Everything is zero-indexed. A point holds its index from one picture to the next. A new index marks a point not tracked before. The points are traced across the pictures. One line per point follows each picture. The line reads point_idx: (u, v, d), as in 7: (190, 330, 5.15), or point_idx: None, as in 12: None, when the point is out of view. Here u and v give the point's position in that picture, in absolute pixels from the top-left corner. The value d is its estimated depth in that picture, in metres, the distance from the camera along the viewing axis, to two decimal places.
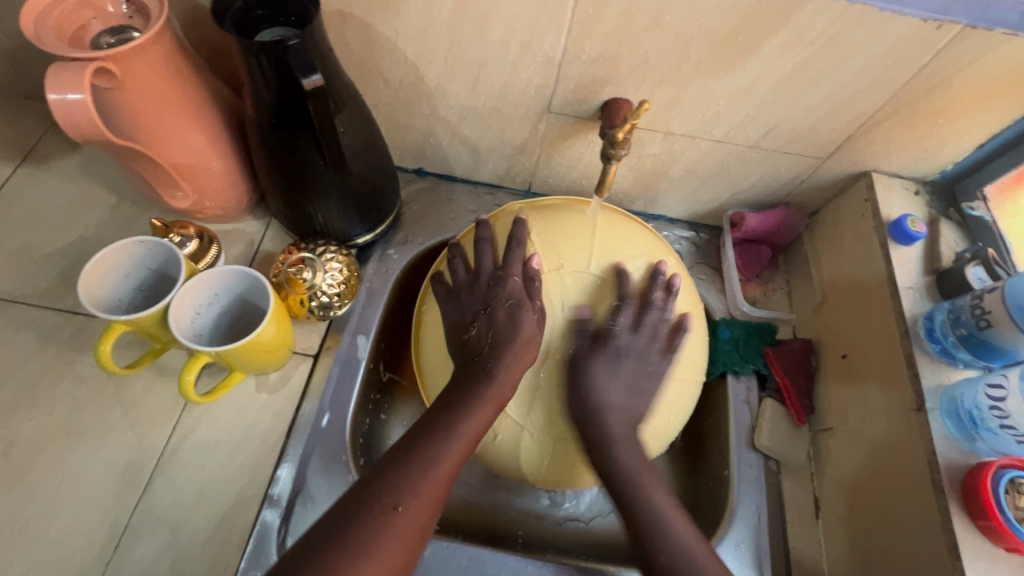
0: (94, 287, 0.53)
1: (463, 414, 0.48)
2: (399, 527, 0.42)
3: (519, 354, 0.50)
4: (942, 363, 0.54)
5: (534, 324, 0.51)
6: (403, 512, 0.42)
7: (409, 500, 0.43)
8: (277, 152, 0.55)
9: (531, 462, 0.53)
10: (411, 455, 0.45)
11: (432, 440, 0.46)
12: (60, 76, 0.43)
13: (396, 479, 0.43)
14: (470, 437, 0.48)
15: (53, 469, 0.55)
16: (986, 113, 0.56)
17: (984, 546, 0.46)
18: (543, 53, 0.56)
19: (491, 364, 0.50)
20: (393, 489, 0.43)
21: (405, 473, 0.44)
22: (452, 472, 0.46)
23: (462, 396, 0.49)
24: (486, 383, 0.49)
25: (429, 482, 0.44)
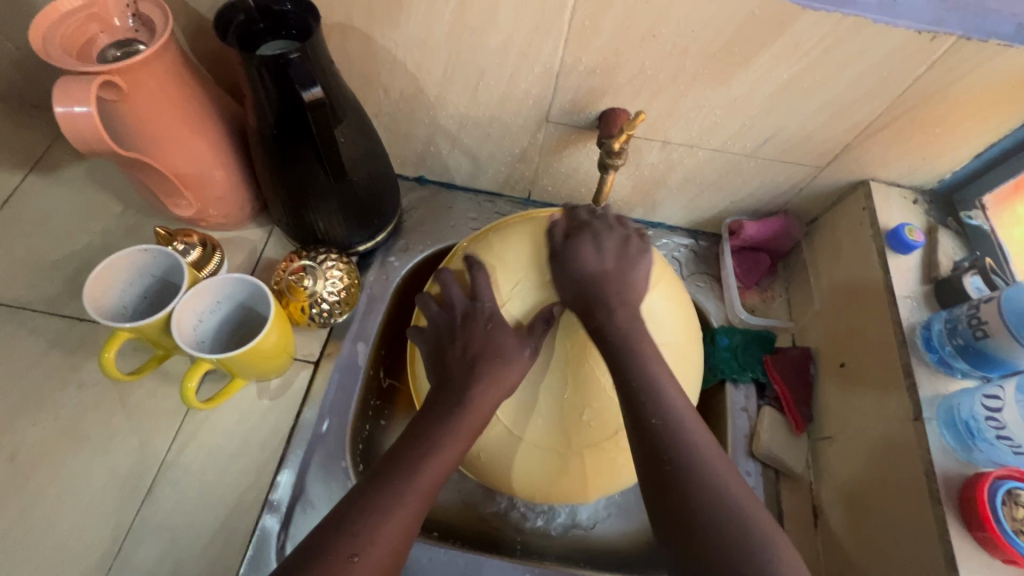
0: (99, 295, 0.54)
1: (429, 450, 0.47)
2: (359, 574, 0.40)
3: (497, 376, 0.49)
4: (939, 373, 0.54)
5: (518, 348, 0.49)
6: (362, 560, 0.41)
7: (370, 547, 0.41)
8: (279, 162, 0.56)
9: (545, 477, 0.52)
10: (376, 494, 0.44)
11: (399, 477, 0.45)
12: (67, 90, 0.44)
13: (358, 522, 0.42)
14: (438, 472, 0.46)
15: (58, 473, 0.56)
16: (983, 123, 0.56)
17: (980, 557, 0.46)
18: (541, 64, 0.57)
19: (464, 393, 0.49)
20: (355, 533, 0.42)
21: (368, 515, 0.42)
22: (420, 510, 0.45)
23: (431, 429, 0.48)
24: (456, 414, 0.48)
25: (392, 525, 0.43)
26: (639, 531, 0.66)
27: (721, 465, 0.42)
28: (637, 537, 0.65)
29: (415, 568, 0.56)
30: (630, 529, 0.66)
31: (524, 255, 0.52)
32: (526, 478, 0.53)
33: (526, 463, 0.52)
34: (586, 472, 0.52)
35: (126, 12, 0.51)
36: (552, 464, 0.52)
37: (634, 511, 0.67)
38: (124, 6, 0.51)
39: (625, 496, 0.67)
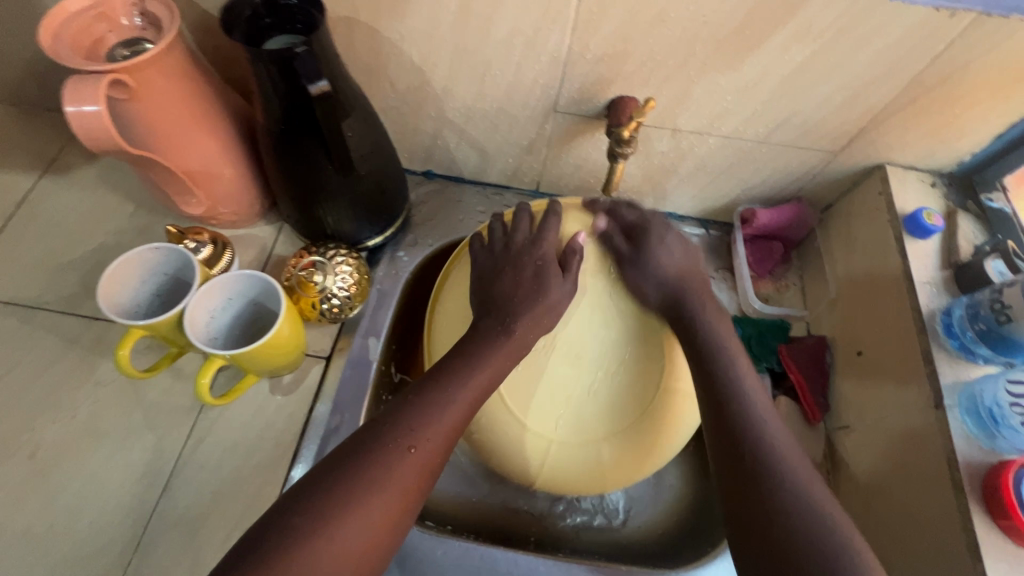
0: (114, 294, 0.54)
1: (476, 361, 0.49)
2: (407, 466, 0.43)
3: (540, 312, 0.51)
4: (961, 359, 0.52)
5: (563, 290, 0.52)
6: (417, 452, 0.43)
7: (419, 442, 0.44)
8: (287, 158, 0.56)
9: (630, 452, 0.52)
10: (426, 395, 0.46)
11: (444, 384, 0.47)
12: (76, 89, 0.44)
13: (412, 419, 0.45)
14: (480, 386, 0.48)
15: (76, 470, 0.57)
16: (1005, 103, 0.55)
17: (1007, 547, 0.44)
18: (548, 53, 0.56)
19: (509, 320, 0.51)
20: (409, 427, 0.44)
21: (422, 413, 0.45)
22: (463, 418, 0.47)
23: (477, 345, 0.50)
24: (504, 338, 0.50)
25: (439, 425, 0.45)
26: (653, 525, 0.65)
27: (802, 469, 0.45)
28: (652, 530, 0.65)
29: (430, 561, 0.56)
30: (645, 523, 0.66)
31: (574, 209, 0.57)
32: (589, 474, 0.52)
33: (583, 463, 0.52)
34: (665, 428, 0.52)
35: (133, 11, 0.51)
36: (622, 438, 0.52)
37: (648, 503, 0.67)
38: (131, 5, 0.51)
39: (639, 488, 0.67)
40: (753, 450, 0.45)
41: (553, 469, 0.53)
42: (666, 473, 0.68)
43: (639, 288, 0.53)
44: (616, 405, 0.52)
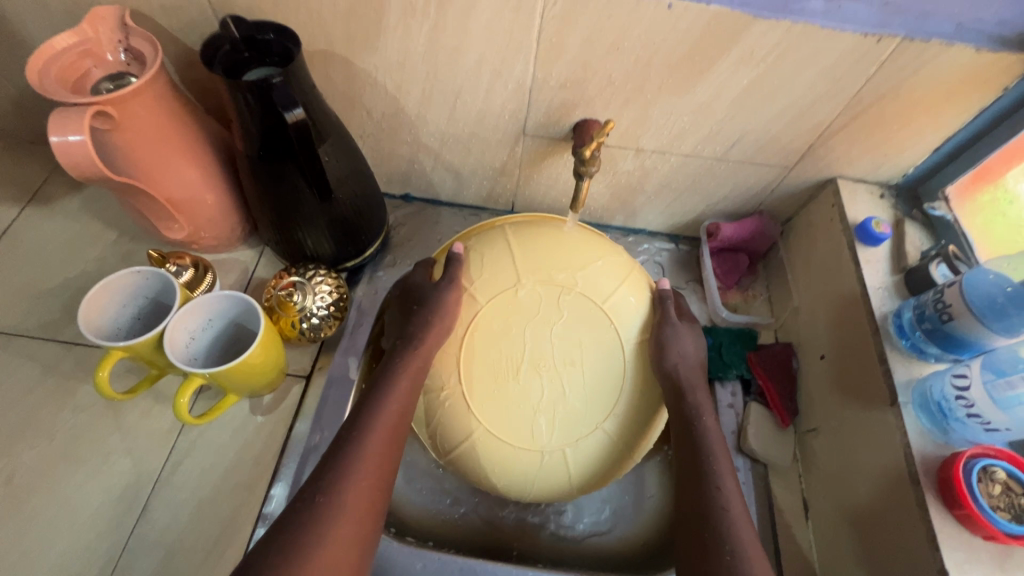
0: (94, 317, 0.55)
1: (380, 396, 0.52)
2: (334, 515, 0.45)
3: (438, 318, 0.53)
4: (914, 359, 0.54)
5: (448, 296, 0.54)
6: (326, 499, 0.46)
7: (329, 489, 0.46)
8: (267, 184, 0.58)
9: (634, 413, 0.53)
10: (340, 451, 0.49)
11: (356, 433, 0.50)
12: (61, 119, 0.47)
13: (326, 472, 0.48)
14: (393, 414, 0.51)
15: (51, 494, 0.57)
16: (938, 119, 0.59)
17: (962, 536, 0.46)
18: (514, 80, 0.59)
19: (412, 340, 0.54)
20: (320, 480, 0.47)
21: (334, 466, 0.48)
22: (382, 459, 0.49)
23: (381, 378, 0.53)
24: (404, 356, 0.54)
25: (360, 472, 0.48)
26: (635, 536, 0.65)
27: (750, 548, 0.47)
28: (632, 546, 0.65)
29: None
30: (625, 536, 0.66)
31: (477, 241, 0.57)
32: (591, 472, 0.53)
33: (586, 465, 0.53)
34: (648, 367, 0.54)
35: (119, 47, 0.54)
36: (621, 407, 0.52)
37: (629, 513, 0.66)
38: (117, 41, 0.54)
39: (618, 498, 0.67)
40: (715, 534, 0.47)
41: (578, 472, 0.53)
42: (646, 483, 0.68)
43: (664, 356, 0.54)
44: (601, 404, 0.52)
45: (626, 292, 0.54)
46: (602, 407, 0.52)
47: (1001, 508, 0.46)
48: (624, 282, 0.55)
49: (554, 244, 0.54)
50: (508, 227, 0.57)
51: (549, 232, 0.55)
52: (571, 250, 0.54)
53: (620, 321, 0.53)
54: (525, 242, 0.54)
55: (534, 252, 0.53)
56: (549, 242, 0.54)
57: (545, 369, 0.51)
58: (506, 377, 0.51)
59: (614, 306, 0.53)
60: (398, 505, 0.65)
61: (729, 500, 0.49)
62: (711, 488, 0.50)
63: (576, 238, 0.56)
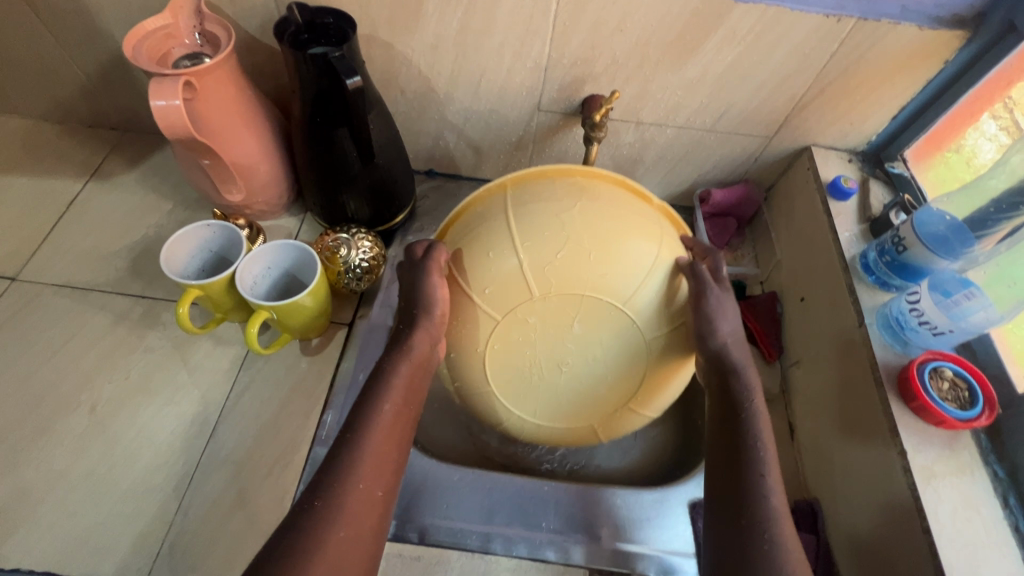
0: (171, 263, 0.64)
1: (376, 401, 0.52)
2: (335, 520, 0.45)
3: (430, 318, 0.55)
4: (879, 290, 0.64)
5: (442, 292, 0.55)
6: (322, 503, 0.46)
7: (324, 494, 0.46)
8: (320, 148, 0.67)
9: (656, 383, 0.57)
10: (342, 451, 0.49)
11: (352, 440, 0.50)
12: (159, 87, 0.55)
13: (330, 478, 0.47)
14: (390, 415, 0.52)
15: (131, 421, 0.64)
16: (893, 89, 0.69)
17: (918, 425, 0.55)
18: (532, 60, 0.69)
19: (404, 338, 0.55)
20: (316, 486, 0.47)
21: (336, 471, 0.48)
22: (383, 463, 0.50)
23: (378, 380, 0.53)
24: (399, 356, 0.55)
25: (362, 477, 0.48)
26: (641, 462, 0.74)
27: (785, 531, 0.47)
28: (639, 470, 0.73)
29: (447, 485, 0.63)
30: (634, 463, 0.74)
31: (477, 240, 0.54)
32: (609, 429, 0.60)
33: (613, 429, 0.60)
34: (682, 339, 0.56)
35: (194, 31, 0.63)
36: (643, 382, 0.57)
37: (635, 444, 0.75)
38: (192, 26, 0.63)
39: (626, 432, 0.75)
40: (755, 517, 0.47)
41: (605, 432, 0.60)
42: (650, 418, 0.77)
43: (707, 335, 0.54)
44: (621, 388, 0.56)
45: (643, 274, 0.52)
46: (625, 390, 0.57)
47: (949, 398, 0.55)
48: (643, 264, 0.52)
49: (563, 240, 0.51)
50: (513, 214, 0.53)
51: (555, 223, 0.51)
52: (583, 239, 0.51)
53: (639, 308, 0.53)
54: (532, 242, 0.51)
55: (545, 253, 0.51)
56: (558, 239, 0.51)
57: (569, 366, 0.54)
58: (538, 374, 0.55)
59: (633, 301, 0.52)
60: (433, 436, 0.73)
61: (772, 489, 0.49)
62: (753, 461, 0.50)
63: (581, 222, 0.52)
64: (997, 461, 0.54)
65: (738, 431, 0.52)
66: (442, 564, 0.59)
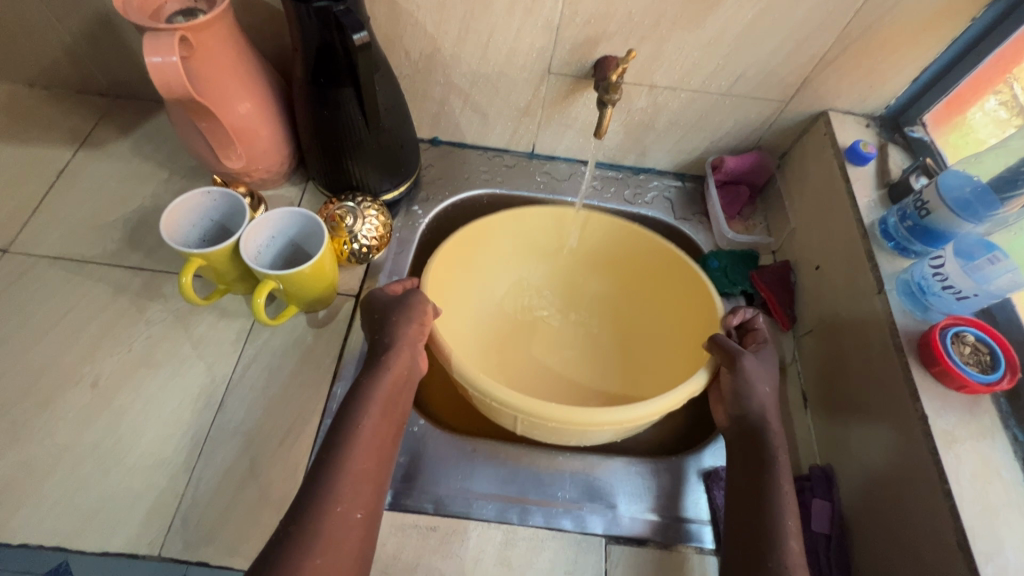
0: (170, 229, 0.61)
1: (353, 419, 0.52)
2: (312, 546, 0.45)
3: (401, 349, 0.57)
4: (897, 256, 0.63)
5: (411, 350, 0.57)
6: (295, 527, 0.46)
7: (300, 515, 0.46)
8: (323, 111, 0.64)
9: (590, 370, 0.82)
10: (324, 469, 0.49)
11: (340, 452, 0.50)
12: (155, 43, 0.52)
13: (310, 496, 0.47)
14: (371, 433, 0.52)
15: (136, 394, 0.63)
16: (916, 49, 0.66)
17: (938, 390, 0.54)
18: (543, 18, 0.66)
19: (380, 360, 0.56)
20: (297, 506, 0.47)
21: (317, 490, 0.48)
22: (364, 488, 0.50)
23: (353, 396, 0.54)
24: (377, 373, 0.55)
25: (338, 510, 0.47)
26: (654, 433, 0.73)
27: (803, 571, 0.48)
28: (651, 440, 0.73)
29: (463, 457, 0.62)
30: (644, 435, 0.73)
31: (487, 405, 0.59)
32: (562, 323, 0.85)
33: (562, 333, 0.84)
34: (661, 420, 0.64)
35: None
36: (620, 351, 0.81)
37: None
38: None
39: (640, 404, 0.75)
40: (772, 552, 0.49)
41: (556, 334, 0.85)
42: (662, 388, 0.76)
43: (746, 396, 0.58)
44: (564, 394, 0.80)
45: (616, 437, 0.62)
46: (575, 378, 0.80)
47: (971, 363, 0.55)
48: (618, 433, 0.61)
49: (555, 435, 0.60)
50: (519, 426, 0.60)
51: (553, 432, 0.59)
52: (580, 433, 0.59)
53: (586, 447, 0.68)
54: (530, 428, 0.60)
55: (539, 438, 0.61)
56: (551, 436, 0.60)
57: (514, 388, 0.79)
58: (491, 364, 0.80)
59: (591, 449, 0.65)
60: (444, 407, 0.72)
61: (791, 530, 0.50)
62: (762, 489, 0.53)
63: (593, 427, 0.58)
64: (1017, 425, 0.54)
65: (762, 467, 0.54)
66: (458, 534, 0.58)
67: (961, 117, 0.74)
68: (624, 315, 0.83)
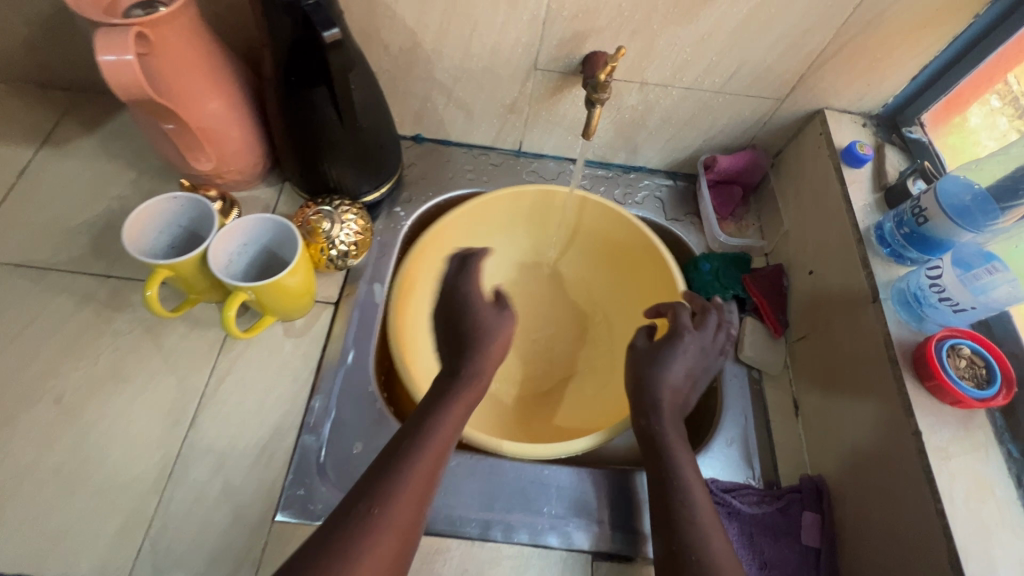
0: (134, 238, 0.58)
1: (437, 416, 0.48)
2: (381, 537, 0.42)
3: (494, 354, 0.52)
4: (893, 263, 0.61)
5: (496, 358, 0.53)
6: (377, 515, 0.42)
7: (383, 503, 0.43)
8: (296, 111, 0.61)
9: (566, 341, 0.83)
10: (399, 460, 0.45)
11: (409, 447, 0.46)
12: (108, 39, 0.48)
13: (385, 483, 0.44)
14: (449, 432, 0.48)
15: (103, 411, 0.60)
16: (917, 46, 0.64)
17: (933, 404, 0.53)
18: (529, 12, 0.63)
19: (469, 364, 0.51)
20: (373, 491, 0.44)
21: (391, 478, 0.44)
22: (431, 486, 0.46)
23: (437, 395, 0.50)
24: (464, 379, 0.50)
25: (409, 503, 0.44)
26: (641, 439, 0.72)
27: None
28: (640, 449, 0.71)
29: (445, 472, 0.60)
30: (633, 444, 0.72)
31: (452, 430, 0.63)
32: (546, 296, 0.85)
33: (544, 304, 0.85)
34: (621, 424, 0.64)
35: None
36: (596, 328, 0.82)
37: None
38: None
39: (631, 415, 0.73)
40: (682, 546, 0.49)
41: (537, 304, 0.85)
42: None
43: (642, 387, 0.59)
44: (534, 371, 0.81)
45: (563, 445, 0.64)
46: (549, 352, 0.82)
47: (966, 377, 0.53)
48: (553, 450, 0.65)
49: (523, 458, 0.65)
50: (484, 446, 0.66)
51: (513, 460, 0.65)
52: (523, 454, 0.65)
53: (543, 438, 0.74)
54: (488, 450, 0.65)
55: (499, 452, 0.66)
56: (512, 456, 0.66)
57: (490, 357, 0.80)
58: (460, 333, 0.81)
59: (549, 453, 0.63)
60: None
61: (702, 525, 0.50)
62: (684, 486, 0.53)
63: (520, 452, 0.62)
64: (1011, 440, 0.53)
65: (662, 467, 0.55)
66: (441, 553, 0.56)
67: (960, 117, 0.72)
68: (601, 303, 0.84)
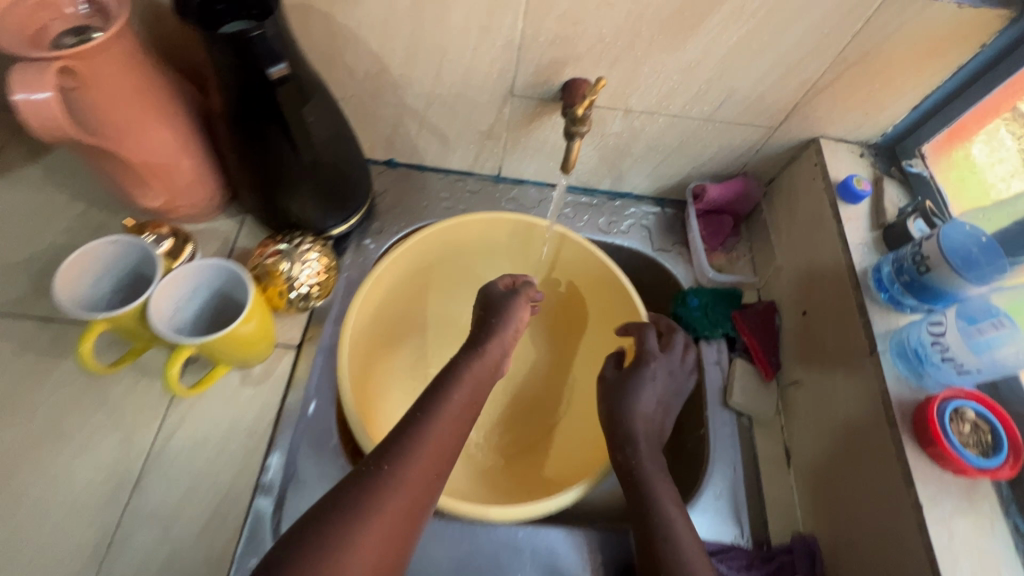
0: (71, 288, 0.53)
1: (445, 391, 0.50)
2: (389, 492, 0.43)
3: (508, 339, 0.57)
4: (892, 310, 0.57)
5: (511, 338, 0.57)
6: (387, 472, 0.44)
7: (393, 463, 0.44)
8: (249, 147, 0.56)
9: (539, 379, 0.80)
10: (406, 430, 0.47)
11: (420, 415, 0.48)
12: (23, 75, 0.44)
13: (394, 446, 0.45)
14: (458, 405, 0.50)
15: (39, 473, 0.55)
16: (919, 75, 0.60)
17: (934, 472, 0.49)
18: (503, 37, 0.58)
19: (481, 346, 0.55)
20: (385, 451, 0.45)
21: (399, 445, 0.45)
22: (437, 461, 0.46)
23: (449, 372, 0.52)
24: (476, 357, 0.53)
25: (415, 471, 0.45)
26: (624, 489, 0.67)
27: None
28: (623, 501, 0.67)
29: None
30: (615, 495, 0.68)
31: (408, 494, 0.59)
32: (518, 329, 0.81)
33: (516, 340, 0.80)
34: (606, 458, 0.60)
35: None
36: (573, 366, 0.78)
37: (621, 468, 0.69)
38: None
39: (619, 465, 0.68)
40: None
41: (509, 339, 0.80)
42: None
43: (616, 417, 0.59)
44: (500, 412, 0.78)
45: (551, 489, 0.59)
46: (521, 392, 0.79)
47: (969, 443, 0.50)
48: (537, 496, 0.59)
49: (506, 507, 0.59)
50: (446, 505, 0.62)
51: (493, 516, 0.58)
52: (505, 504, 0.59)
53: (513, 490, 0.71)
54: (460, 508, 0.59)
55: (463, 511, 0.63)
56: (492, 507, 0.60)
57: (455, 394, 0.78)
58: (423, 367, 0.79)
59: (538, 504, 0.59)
60: None
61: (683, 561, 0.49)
62: (666, 521, 0.52)
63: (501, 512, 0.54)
64: (1018, 512, 0.49)
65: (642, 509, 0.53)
66: None
67: (962, 147, 0.67)
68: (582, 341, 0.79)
